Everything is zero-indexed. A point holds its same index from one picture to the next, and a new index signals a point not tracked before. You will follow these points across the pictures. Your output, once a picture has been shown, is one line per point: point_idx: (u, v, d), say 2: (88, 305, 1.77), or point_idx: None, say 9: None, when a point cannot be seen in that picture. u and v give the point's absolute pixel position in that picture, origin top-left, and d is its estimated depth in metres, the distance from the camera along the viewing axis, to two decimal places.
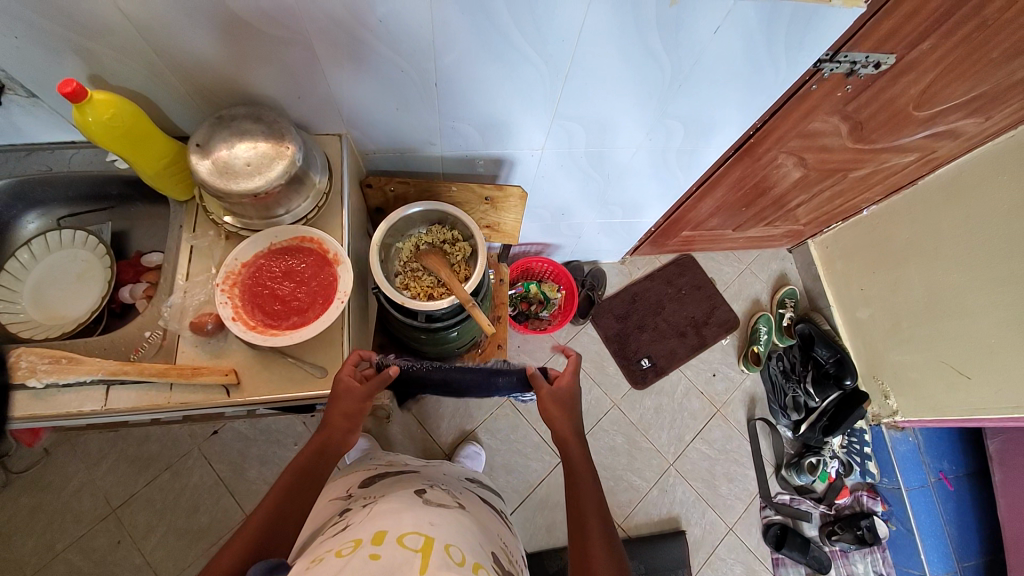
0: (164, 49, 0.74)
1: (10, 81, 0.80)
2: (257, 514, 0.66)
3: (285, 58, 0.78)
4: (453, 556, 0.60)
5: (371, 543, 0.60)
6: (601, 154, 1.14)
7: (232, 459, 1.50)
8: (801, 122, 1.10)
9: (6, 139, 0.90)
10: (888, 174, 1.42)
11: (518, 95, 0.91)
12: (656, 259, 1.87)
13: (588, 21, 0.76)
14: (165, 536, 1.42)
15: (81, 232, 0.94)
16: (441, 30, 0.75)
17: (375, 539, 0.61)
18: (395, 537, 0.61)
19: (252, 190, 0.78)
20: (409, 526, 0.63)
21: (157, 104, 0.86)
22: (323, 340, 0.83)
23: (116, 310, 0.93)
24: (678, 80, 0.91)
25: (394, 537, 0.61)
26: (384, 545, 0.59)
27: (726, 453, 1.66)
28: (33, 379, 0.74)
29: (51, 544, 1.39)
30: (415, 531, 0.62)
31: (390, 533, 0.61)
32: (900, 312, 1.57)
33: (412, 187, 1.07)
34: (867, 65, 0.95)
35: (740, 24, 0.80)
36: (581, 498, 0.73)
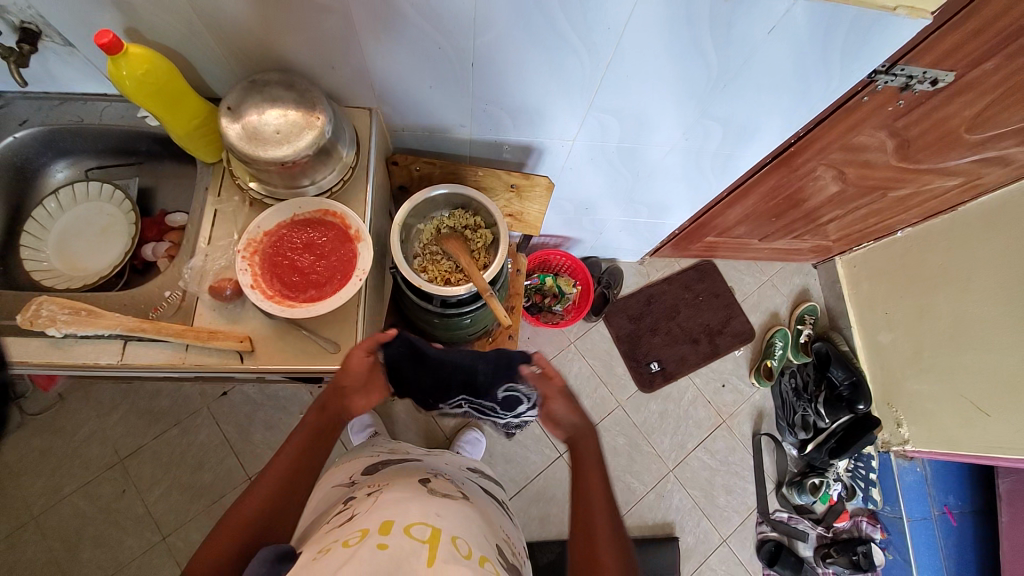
0: (203, 7, 0.73)
1: (48, 28, 0.79)
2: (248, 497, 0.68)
3: (323, 26, 0.76)
4: (460, 549, 0.60)
5: (379, 532, 0.60)
6: (633, 151, 1.11)
7: (238, 422, 1.52)
8: (846, 134, 1.06)
9: (40, 86, 0.90)
10: (929, 196, 1.36)
11: (555, 83, 0.88)
12: (676, 262, 1.84)
13: (636, 11, 0.73)
14: (168, 490, 1.46)
15: (109, 185, 0.95)
16: (484, 7, 0.73)
17: (383, 529, 0.61)
18: (403, 527, 0.61)
19: (280, 159, 0.77)
20: (416, 517, 0.63)
21: (191, 64, 0.85)
22: (339, 316, 0.82)
23: (137, 267, 0.94)
24: (722, 80, 0.88)
25: (401, 527, 0.61)
26: (392, 535, 0.59)
27: (728, 465, 1.64)
28: (52, 329, 0.75)
29: (59, 486, 1.43)
30: (422, 521, 0.63)
31: (398, 523, 0.61)
32: (923, 339, 1.53)
33: (437, 169, 1.05)
34: (924, 81, 0.90)
35: (797, 26, 0.76)
36: (594, 511, 0.70)
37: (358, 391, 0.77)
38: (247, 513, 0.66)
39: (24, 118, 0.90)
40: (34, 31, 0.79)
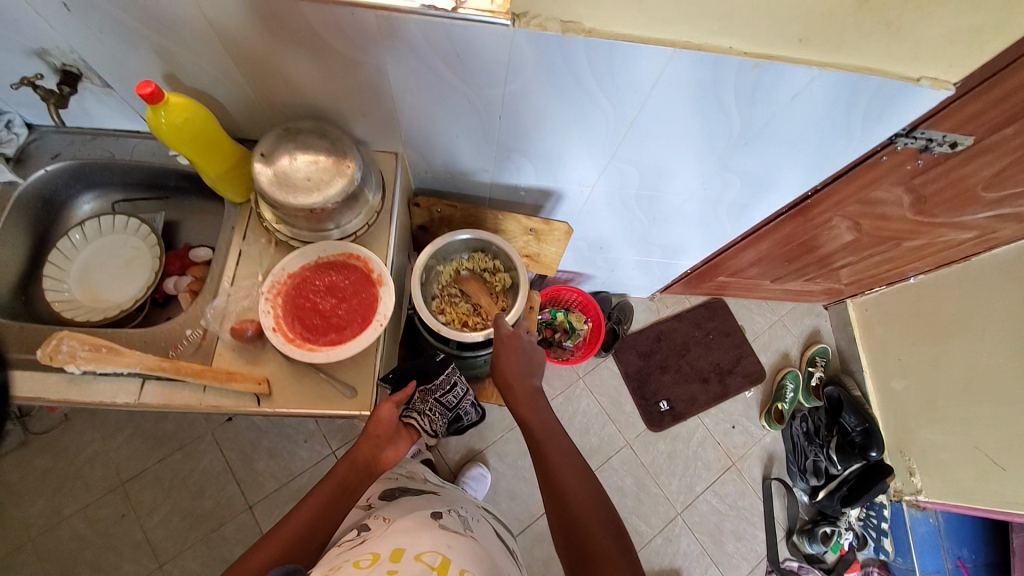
0: (242, 58, 0.75)
1: (89, 71, 0.81)
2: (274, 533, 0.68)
3: (358, 78, 0.78)
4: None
5: (390, 558, 0.59)
6: (652, 198, 1.12)
7: (242, 449, 1.51)
8: (863, 189, 1.07)
9: (75, 122, 0.93)
10: (943, 247, 1.36)
11: (578, 134, 0.90)
12: (687, 300, 1.84)
13: (664, 74, 0.75)
14: (168, 516, 1.43)
15: (134, 219, 0.96)
16: (515, 65, 0.74)
17: (394, 555, 0.60)
18: (413, 555, 0.60)
19: (309, 205, 0.78)
20: (426, 546, 0.63)
21: (224, 107, 0.87)
22: (357, 360, 0.82)
23: (158, 300, 0.95)
24: (744, 137, 0.89)
25: (411, 554, 0.60)
26: (403, 561, 0.59)
27: (737, 510, 1.61)
28: (72, 365, 0.73)
29: (58, 508, 1.41)
30: (432, 551, 0.62)
31: (408, 551, 0.61)
32: (936, 388, 1.51)
33: (458, 211, 1.07)
34: (943, 144, 0.91)
35: (821, 91, 0.78)
36: (564, 495, 0.74)
37: (387, 439, 0.84)
38: (263, 555, 0.65)
39: (56, 151, 0.93)
40: (75, 74, 0.81)
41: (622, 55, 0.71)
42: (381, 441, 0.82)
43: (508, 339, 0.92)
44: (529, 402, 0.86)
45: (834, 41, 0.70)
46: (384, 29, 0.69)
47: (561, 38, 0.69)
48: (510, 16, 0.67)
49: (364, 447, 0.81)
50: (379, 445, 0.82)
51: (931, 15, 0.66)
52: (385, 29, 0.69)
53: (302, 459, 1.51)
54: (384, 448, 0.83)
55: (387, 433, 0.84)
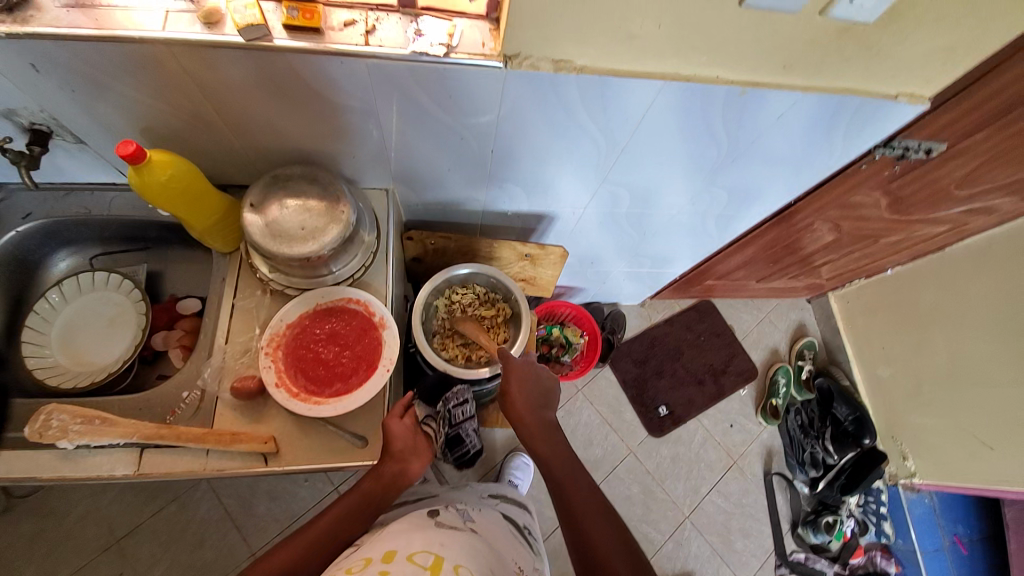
0: (225, 109, 0.73)
1: (61, 130, 0.77)
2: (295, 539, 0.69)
3: (346, 122, 0.77)
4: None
5: (382, 561, 0.58)
6: (642, 215, 1.13)
7: (240, 494, 1.45)
8: (843, 195, 1.10)
9: (44, 178, 0.87)
10: (919, 242, 1.40)
11: (571, 161, 0.90)
12: (676, 304, 1.86)
13: (655, 103, 0.76)
14: (168, 571, 1.37)
15: (114, 274, 0.92)
16: (508, 101, 0.74)
17: (386, 558, 0.58)
18: (406, 556, 0.58)
19: (305, 255, 0.76)
20: (418, 546, 0.61)
21: (205, 156, 0.84)
22: (366, 408, 0.80)
23: (147, 357, 0.91)
24: (733, 155, 0.91)
25: (403, 555, 0.58)
26: (394, 563, 0.57)
27: (741, 508, 1.64)
28: (63, 441, 0.71)
29: (48, 574, 1.33)
30: (426, 551, 0.60)
31: (401, 552, 0.59)
32: (922, 375, 1.56)
33: (451, 242, 1.06)
34: (919, 151, 0.94)
35: (806, 110, 0.80)
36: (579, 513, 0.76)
37: (416, 454, 0.77)
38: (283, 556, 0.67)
39: (27, 211, 0.87)
40: (45, 132, 0.76)
41: (614, 88, 0.72)
42: (402, 457, 0.75)
43: (519, 368, 0.91)
44: (544, 435, 0.84)
45: (817, 66, 0.72)
46: (373, 74, 0.67)
47: (554, 76, 0.69)
48: (502, 57, 0.66)
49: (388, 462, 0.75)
50: (403, 458, 0.76)
51: (907, 39, 0.68)
52: (375, 75, 0.67)
53: (304, 498, 1.47)
54: (413, 462, 0.76)
55: (415, 446, 0.77)
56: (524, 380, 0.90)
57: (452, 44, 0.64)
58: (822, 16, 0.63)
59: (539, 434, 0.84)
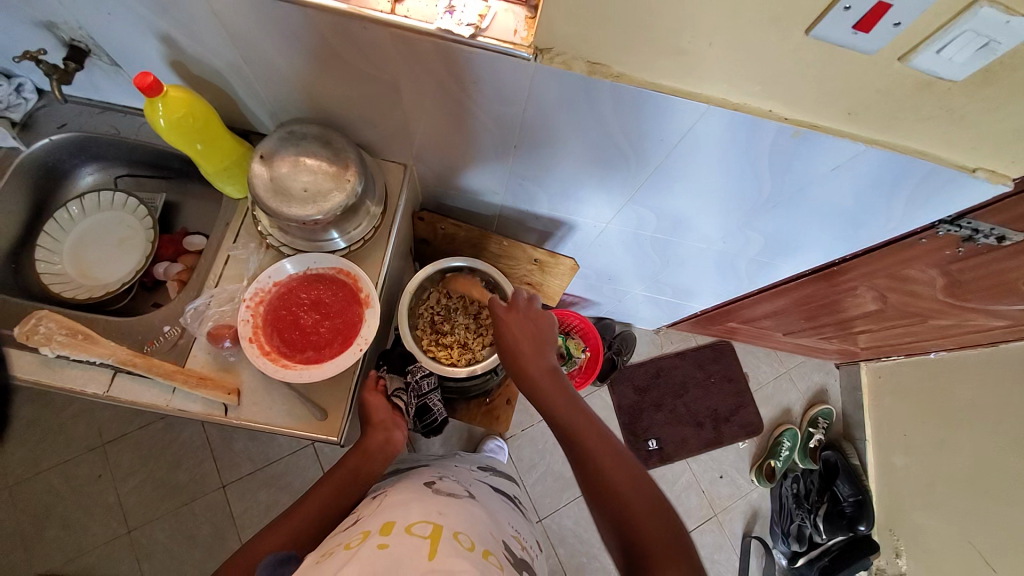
0: (250, 56, 0.71)
1: (96, 48, 0.78)
2: (280, 527, 0.65)
3: (369, 90, 0.74)
4: (462, 542, 0.54)
5: (380, 533, 0.53)
6: (666, 243, 1.06)
7: (223, 428, 1.49)
8: (894, 266, 1.00)
9: (83, 93, 0.90)
10: (973, 332, 1.26)
11: (597, 173, 0.84)
12: (693, 338, 1.77)
13: (694, 130, 0.70)
14: (142, 484, 1.43)
15: (133, 198, 0.94)
16: (535, 98, 0.69)
17: (384, 530, 0.54)
18: (404, 527, 0.54)
19: (302, 218, 0.75)
20: (417, 516, 0.57)
21: (232, 99, 0.83)
22: (333, 381, 0.80)
23: (146, 283, 0.93)
24: (774, 200, 0.83)
25: (402, 526, 0.55)
26: (393, 535, 0.53)
27: (711, 562, 1.57)
28: (46, 348, 0.72)
29: (39, 459, 1.41)
30: (423, 520, 0.56)
31: (399, 523, 0.55)
32: (939, 473, 1.43)
33: (462, 231, 1.03)
34: (988, 236, 0.83)
35: (863, 168, 0.72)
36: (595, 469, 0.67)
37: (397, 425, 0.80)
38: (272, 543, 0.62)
39: (62, 122, 0.90)
40: (83, 50, 0.79)
41: (652, 105, 0.66)
42: (387, 424, 0.79)
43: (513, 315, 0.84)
44: (563, 394, 0.75)
45: (885, 121, 0.64)
46: (399, 46, 0.64)
47: (586, 81, 0.63)
48: (533, 50, 0.61)
49: (373, 434, 0.77)
50: (387, 427, 0.79)
51: (999, 109, 0.59)
52: (401, 47, 0.64)
53: (280, 446, 1.49)
54: (397, 431, 0.79)
55: (396, 418, 0.81)
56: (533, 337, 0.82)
57: (482, 26, 0.60)
58: (900, 63, 0.55)
59: (557, 394, 0.75)
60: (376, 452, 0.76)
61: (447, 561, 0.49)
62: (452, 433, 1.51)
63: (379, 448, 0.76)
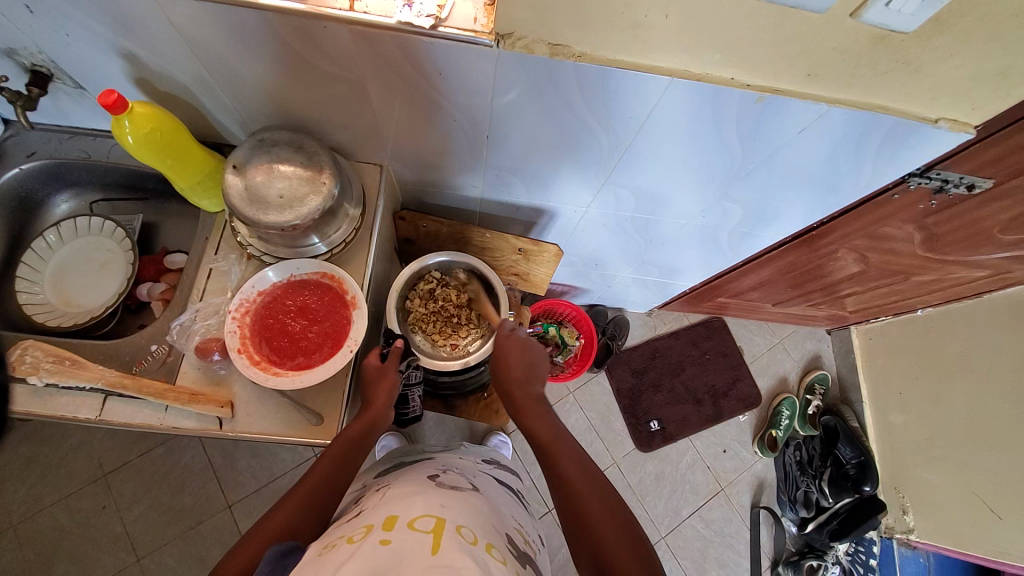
0: (213, 67, 0.71)
1: (59, 72, 0.78)
2: (291, 500, 0.65)
3: (337, 92, 0.74)
4: (465, 537, 0.54)
5: (382, 527, 0.54)
6: (648, 222, 1.07)
7: (225, 447, 1.49)
8: (872, 225, 1.02)
9: (50, 120, 0.89)
10: (955, 285, 1.28)
11: (572, 157, 0.85)
12: (685, 317, 1.79)
13: (662, 104, 0.70)
14: (147, 511, 1.42)
15: (110, 222, 0.94)
16: (502, 84, 0.69)
17: (386, 524, 0.55)
18: (407, 521, 0.55)
19: (281, 224, 0.75)
20: (419, 510, 0.57)
21: (201, 113, 0.83)
22: (326, 385, 0.80)
23: (131, 306, 0.93)
24: (747, 168, 0.84)
25: (405, 521, 0.55)
26: (396, 530, 0.53)
27: (722, 536, 1.58)
28: (34, 378, 0.72)
29: (40, 496, 1.40)
30: (426, 514, 0.56)
31: (401, 517, 0.55)
32: (936, 426, 1.45)
33: (444, 227, 1.04)
34: (959, 186, 0.85)
35: (830, 128, 0.73)
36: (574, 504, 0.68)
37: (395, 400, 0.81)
38: (286, 516, 0.63)
39: (32, 150, 0.90)
40: (46, 74, 0.78)
41: (617, 82, 0.67)
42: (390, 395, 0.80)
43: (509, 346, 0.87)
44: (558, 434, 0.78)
45: (846, 78, 0.65)
46: (361, 44, 0.64)
47: (549, 63, 0.64)
48: (495, 37, 0.62)
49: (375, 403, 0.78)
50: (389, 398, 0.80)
51: (953, 57, 0.60)
52: (363, 44, 0.64)
53: (284, 460, 1.49)
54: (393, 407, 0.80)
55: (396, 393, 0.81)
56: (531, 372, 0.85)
57: (441, 16, 0.61)
58: (851, 19, 0.56)
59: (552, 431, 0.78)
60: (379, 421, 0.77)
61: (450, 556, 0.49)
62: (455, 432, 1.51)
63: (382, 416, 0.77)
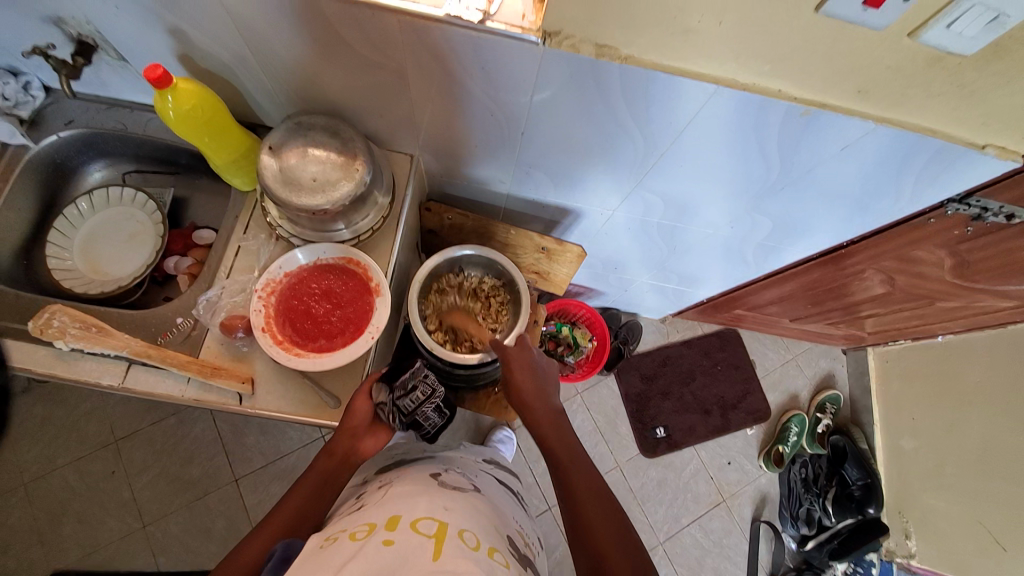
0: (256, 48, 0.72)
1: (103, 42, 0.79)
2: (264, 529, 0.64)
3: (377, 80, 0.74)
4: (467, 542, 0.53)
5: (385, 527, 0.53)
6: (674, 229, 1.06)
7: (234, 422, 1.50)
8: (902, 247, 1.00)
9: (90, 89, 0.91)
10: (980, 313, 1.26)
11: (604, 160, 0.85)
12: (699, 326, 1.77)
13: (703, 112, 0.69)
14: (155, 479, 1.44)
15: (141, 193, 0.95)
16: (543, 81, 0.69)
17: (389, 524, 0.54)
18: (409, 523, 0.54)
19: (312, 208, 0.75)
20: (423, 511, 0.56)
21: (239, 92, 0.84)
22: (344, 369, 0.81)
23: (157, 278, 0.94)
24: (782, 182, 0.83)
25: (407, 522, 0.54)
26: (398, 530, 0.52)
27: (721, 548, 1.57)
28: (60, 341, 0.73)
29: (53, 456, 1.43)
30: (429, 516, 0.56)
31: (404, 518, 0.55)
32: (948, 455, 1.43)
33: (469, 221, 1.04)
34: (998, 215, 0.83)
35: (871, 147, 0.72)
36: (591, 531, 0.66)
37: (366, 434, 0.77)
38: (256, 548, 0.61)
39: (70, 117, 0.91)
40: (90, 44, 0.79)
41: (660, 87, 0.66)
42: (358, 431, 0.76)
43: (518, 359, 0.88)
44: (549, 419, 0.80)
45: (895, 97, 0.63)
46: (408, 32, 0.64)
47: (594, 63, 0.63)
48: (541, 33, 0.61)
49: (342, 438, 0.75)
50: (354, 433, 0.76)
51: (1010, 84, 0.59)
52: (409, 33, 0.64)
53: (291, 439, 1.50)
54: (365, 440, 0.77)
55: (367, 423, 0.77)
56: (529, 366, 0.87)
57: (491, 11, 0.61)
58: (909, 39, 0.55)
59: (541, 419, 0.80)
60: (343, 457, 0.74)
61: (452, 562, 0.48)
62: (460, 424, 1.52)
63: (346, 452, 0.75)
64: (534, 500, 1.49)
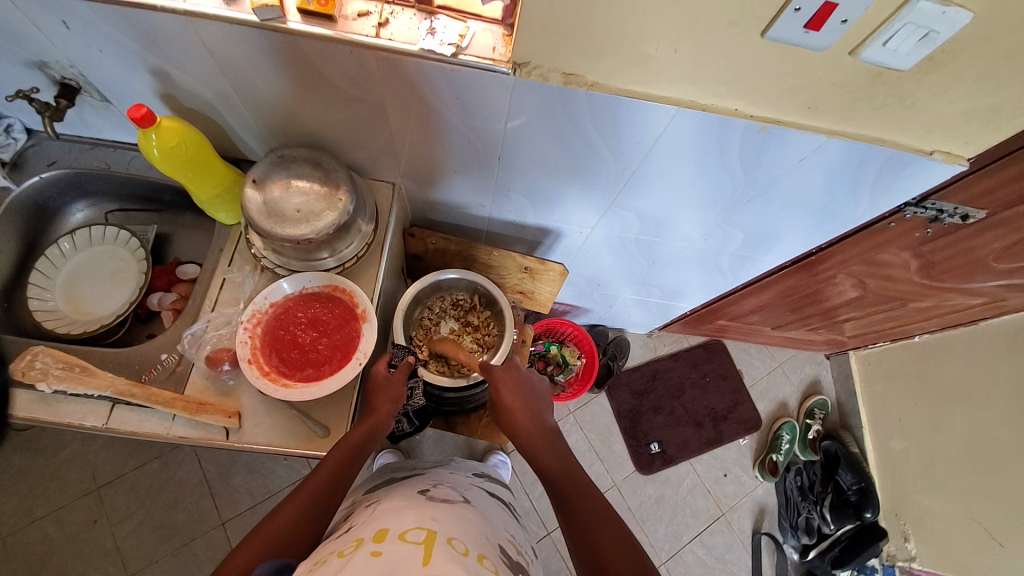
0: (239, 87, 0.74)
1: (88, 86, 0.81)
2: (290, 503, 0.65)
3: (356, 113, 0.77)
4: (456, 548, 0.53)
5: (373, 540, 0.53)
6: (652, 244, 1.09)
7: (221, 462, 1.47)
8: (869, 251, 1.04)
9: (74, 132, 0.92)
10: (951, 311, 1.30)
11: (579, 180, 0.88)
12: (684, 340, 1.80)
13: (668, 133, 0.74)
14: (139, 526, 1.39)
15: (125, 232, 0.96)
16: (515, 107, 0.72)
17: (377, 537, 0.54)
18: (397, 533, 0.54)
19: (296, 238, 0.77)
20: (411, 522, 0.56)
21: (223, 129, 0.86)
22: (332, 396, 0.81)
23: (141, 315, 0.94)
24: (749, 194, 0.87)
25: (395, 533, 0.54)
26: (386, 542, 0.52)
27: (723, 563, 1.56)
28: (43, 383, 0.72)
29: (31, 508, 1.37)
30: (417, 526, 0.56)
31: (392, 530, 0.54)
32: (937, 453, 1.45)
33: (452, 244, 1.07)
34: (954, 215, 0.88)
35: (827, 158, 0.76)
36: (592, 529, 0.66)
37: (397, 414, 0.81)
38: (282, 520, 0.62)
39: (53, 160, 0.93)
40: (74, 88, 0.82)
41: (627, 109, 0.70)
42: (393, 401, 0.81)
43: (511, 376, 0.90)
44: (543, 439, 0.81)
45: (845, 110, 0.68)
46: (384, 67, 0.67)
47: (563, 90, 0.67)
48: (511, 65, 0.65)
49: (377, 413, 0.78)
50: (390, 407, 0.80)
51: (946, 93, 0.63)
52: (386, 68, 0.67)
53: (281, 476, 1.47)
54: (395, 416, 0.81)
55: (398, 404, 0.82)
56: (520, 385, 0.89)
57: (462, 45, 0.64)
58: (850, 56, 0.59)
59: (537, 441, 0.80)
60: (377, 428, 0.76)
61: (441, 566, 0.48)
62: (455, 451, 1.50)
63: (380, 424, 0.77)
64: (534, 524, 1.46)
